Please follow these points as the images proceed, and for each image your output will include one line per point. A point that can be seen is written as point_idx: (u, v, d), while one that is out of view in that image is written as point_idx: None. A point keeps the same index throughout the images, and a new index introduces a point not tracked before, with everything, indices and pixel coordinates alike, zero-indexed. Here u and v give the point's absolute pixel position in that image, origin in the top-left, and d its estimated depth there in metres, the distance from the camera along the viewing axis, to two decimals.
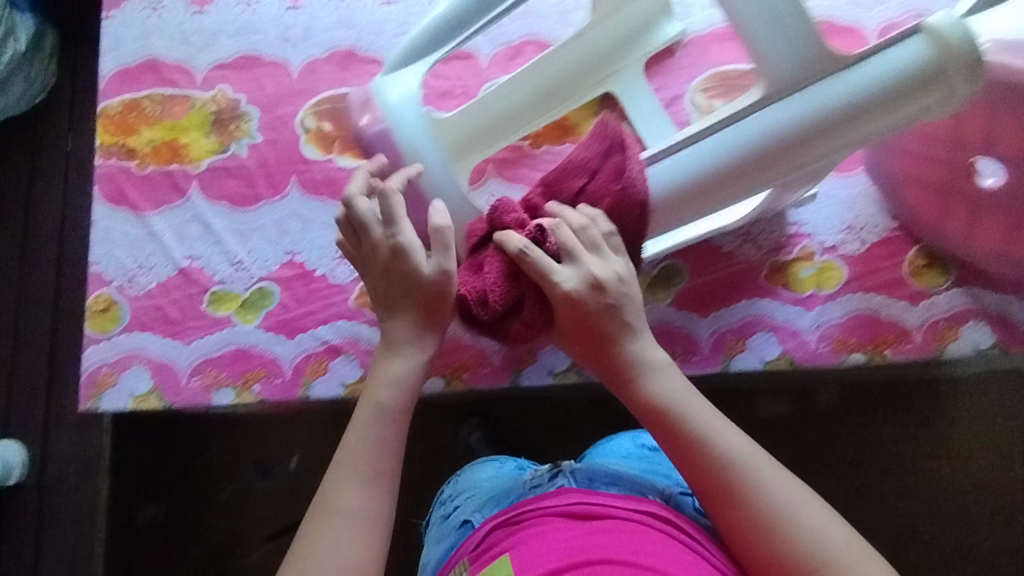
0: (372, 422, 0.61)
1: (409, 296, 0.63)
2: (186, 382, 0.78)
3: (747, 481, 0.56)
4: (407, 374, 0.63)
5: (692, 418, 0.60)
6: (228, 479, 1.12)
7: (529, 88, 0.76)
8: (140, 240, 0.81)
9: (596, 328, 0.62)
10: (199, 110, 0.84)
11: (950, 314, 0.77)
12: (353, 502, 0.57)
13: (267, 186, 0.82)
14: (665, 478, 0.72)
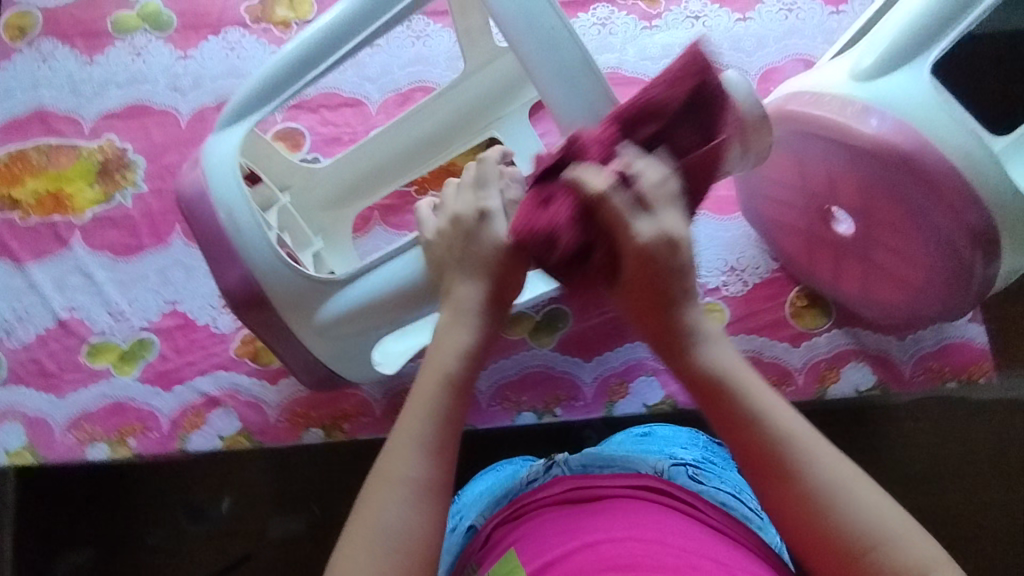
0: (434, 391, 0.51)
1: (482, 261, 0.55)
2: (60, 436, 0.76)
3: (795, 454, 0.45)
4: (466, 346, 0.53)
5: (735, 381, 0.49)
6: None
7: (396, 144, 0.78)
8: (21, 291, 0.80)
9: (664, 291, 0.51)
10: (85, 160, 0.84)
11: (831, 355, 0.76)
12: (415, 472, 0.47)
13: (151, 235, 0.82)
14: (659, 453, 0.65)
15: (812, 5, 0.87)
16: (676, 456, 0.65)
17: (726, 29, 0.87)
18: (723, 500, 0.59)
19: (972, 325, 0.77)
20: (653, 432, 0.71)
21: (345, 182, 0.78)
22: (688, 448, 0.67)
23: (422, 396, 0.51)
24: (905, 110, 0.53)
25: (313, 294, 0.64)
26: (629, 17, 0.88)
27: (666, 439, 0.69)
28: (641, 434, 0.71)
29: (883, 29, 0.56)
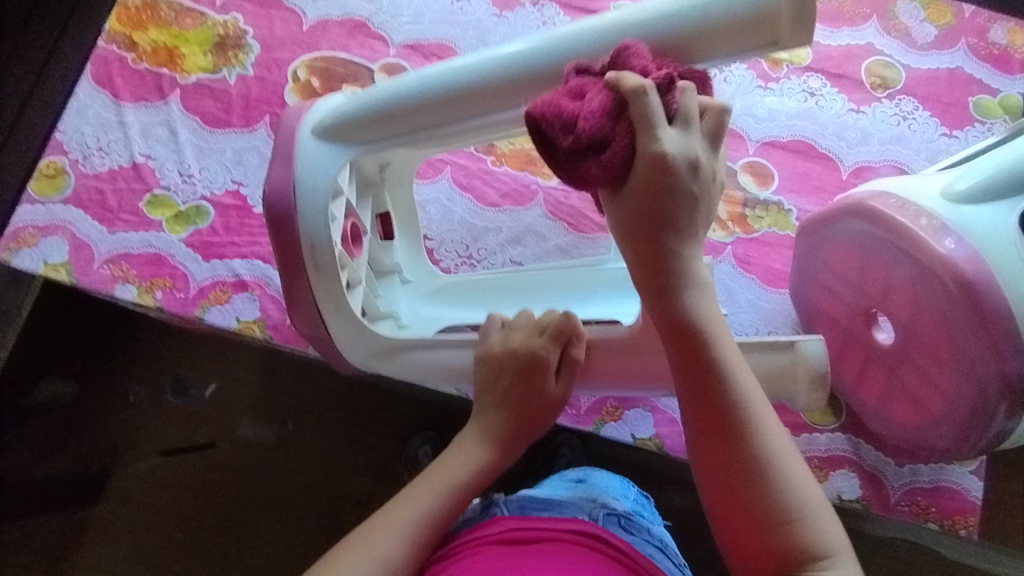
0: (432, 490, 0.53)
1: (512, 403, 0.58)
2: (97, 266, 0.80)
3: (762, 467, 0.45)
4: (467, 476, 0.55)
5: (721, 352, 0.47)
6: (144, 384, 1.02)
7: None
8: (110, 125, 0.85)
9: (665, 219, 0.45)
10: (207, 29, 0.89)
11: (825, 455, 0.76)
12: (388, 551, 0.49)
13: (241, 117, 0.86)
14: (590, 500, 0.64)
15: (927, 120, 0.87)
16: (609, 505, 0.64)
17: (835, 115, 0.87)
18: (650, 551, 0.62)
19: (972, 477, 0.76)
20: (588, 477, 0.70)
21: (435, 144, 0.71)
22: (620, 498, 0.68)
23: (420, 493, 0.53)
24: (978, 241, 0.54)
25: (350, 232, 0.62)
26: (747, 72, 0.89)
27: (602, 486, 0.68)
28: (575, 478, 0.69)
29: (988, 159, 0.56)
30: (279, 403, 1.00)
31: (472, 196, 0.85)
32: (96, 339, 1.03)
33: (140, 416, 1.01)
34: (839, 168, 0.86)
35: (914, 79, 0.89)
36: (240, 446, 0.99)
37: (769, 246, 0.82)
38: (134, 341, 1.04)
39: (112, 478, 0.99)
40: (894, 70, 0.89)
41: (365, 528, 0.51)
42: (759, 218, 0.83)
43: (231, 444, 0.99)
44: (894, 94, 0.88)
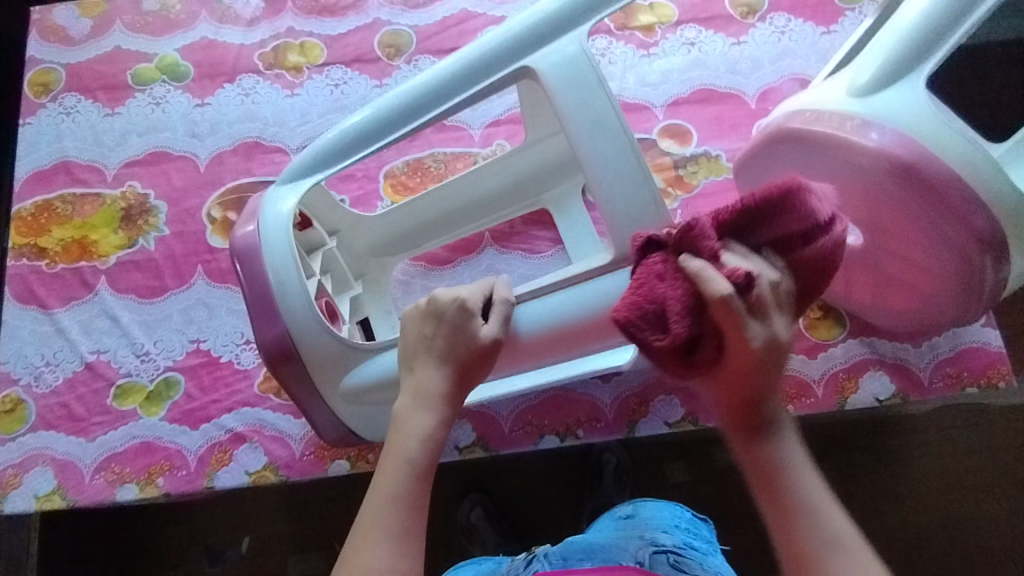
0: (396, 476, 0.48)
1: (453, 353, 0.53)
2: (89, 479, 0.77)
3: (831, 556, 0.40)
4: (434, 429, 0.50)
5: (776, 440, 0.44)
6: (178, 568, 1.00)
7: (467, 200, 0.81)
8: (49, 337, 0.82)
9: (757, 386, 0.43)
10: (108, 207, 0.87)
11: (848, 365, 0.77)
12: (380, 564, 0.44)
13: (174, 277, 0.84)
14: (638, 537, 0.66)
15: (803, 26, 0.90)
16: (659, 543, 0.65)
17: (722, 53, 0.90)
18: None
19: (987, 329, 0.77)
20: (638, 510, 0.72)
21: (398, 232, 0.81)
22: (670, 532, 0.68)
23: (386, 479, 0.48)
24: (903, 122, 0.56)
25: (343, 359, 0.65)
26: (627, 46, 0.91)
27: (650, 520, 0.70)
28: (624, 515, 0.72)
29: (874, 47, 0.59)
30: (317, 531, 0.99)
31: (425, 262, 0.85)
32: (112, 542, 1.00)
33: None
34: (746, 100, 0.88)
35: None
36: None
37: (714, 195, 0.84)
38: (153, 531, 1.01)
39: None
40: None
41: (350, 546, 0.45)
42: (694, 173, 0.85)
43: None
44: (765, 15, 0.91)
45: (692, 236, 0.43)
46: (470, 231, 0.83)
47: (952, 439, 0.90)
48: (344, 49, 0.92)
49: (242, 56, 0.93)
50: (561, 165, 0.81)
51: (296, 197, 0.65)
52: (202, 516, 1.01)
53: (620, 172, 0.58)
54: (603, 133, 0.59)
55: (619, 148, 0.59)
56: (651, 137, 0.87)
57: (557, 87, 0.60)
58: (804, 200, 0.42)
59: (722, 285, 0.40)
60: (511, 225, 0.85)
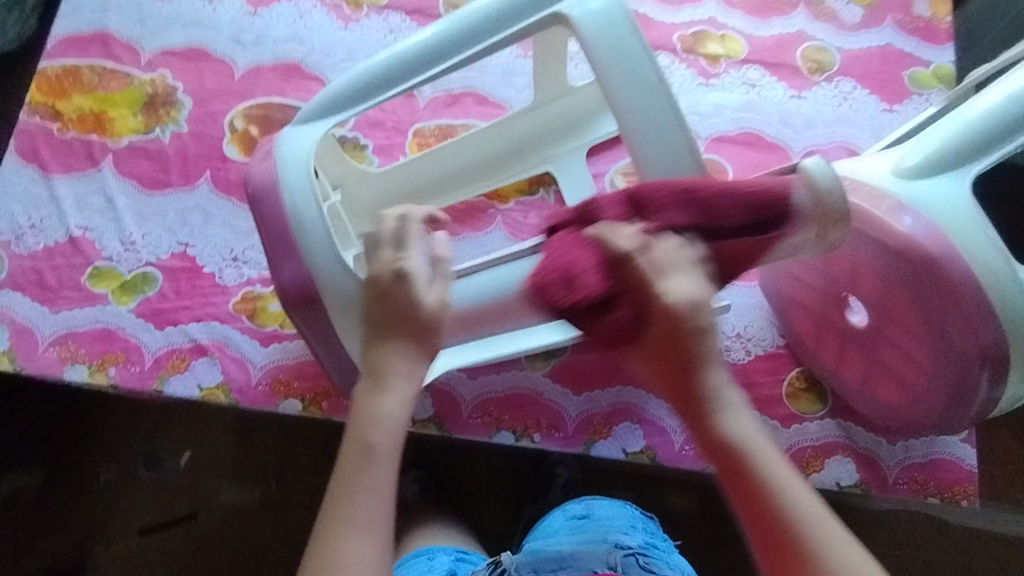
0: (360, 464, 0.46)
1: (399, 326, 0.49)
2: (42, 350, 0.76)
3: (768, 482, 0.43)
4: (398, 410, 0.48)
5: (728, 415, 0.45)
6: (113, 463, 1.00)
7: (481, 153, 0.82)
8: (41, 200, 0.80)
9: (687, 356, 0.44)
10: (134, 89, 0.85)
11: (818, 443, 0.76)
12: (376, 557, 0.44)
13: (179, 176, 0.82)
14: (602, 541, 0.67)
15: (866, 98, 0.89)
16: (620, 542, 0.68)
17: (779, 103, 0.88)
18: None
19: (963, 445, 0.76)
20: (592, 513, 0.76)
21: (409, 186, 0.81)
22: (629, 532, 0.72)
23: (352, 471, 0.46)
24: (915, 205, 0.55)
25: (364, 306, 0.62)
26: (688, 71, 0.89)
27: (605, 520, 0.74)
28: (579, 516, 0.76)
29: (931, 133, 0.57)
30: (256, 466, 1.00)
31: None
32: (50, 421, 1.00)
33: (110, 495, 1.00)
34: (790, 154, 0.86)
35: (848, 61, 0.91)
36: (223, 511, 0.99)
37: None
38: (99, 419, 1.01)
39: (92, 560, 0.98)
40: (828, 53, 0.91)
41: (324, 535, 0.44)
42: None
43: (214, 512, 0.99)
44: (832, 77, 0.90)
45: (591, 211, 0.51)
46: (493, 185, 0.83)
47: (901, 544, 0.88)
48: None
49: None
50: (569, 126, 0.83)
51: (319, 132, 0.63)
52: (149, 417, 1.01)
53: (656, 130, 0.56)
54: (641, 85, 0.56)
55: (655, 101, 0.56)
56: None
57: (586, 32, 0.58)
58: (739, 197, 0.50)
59: (637, 236, 0.45)
60: (525, 216, 0.84)
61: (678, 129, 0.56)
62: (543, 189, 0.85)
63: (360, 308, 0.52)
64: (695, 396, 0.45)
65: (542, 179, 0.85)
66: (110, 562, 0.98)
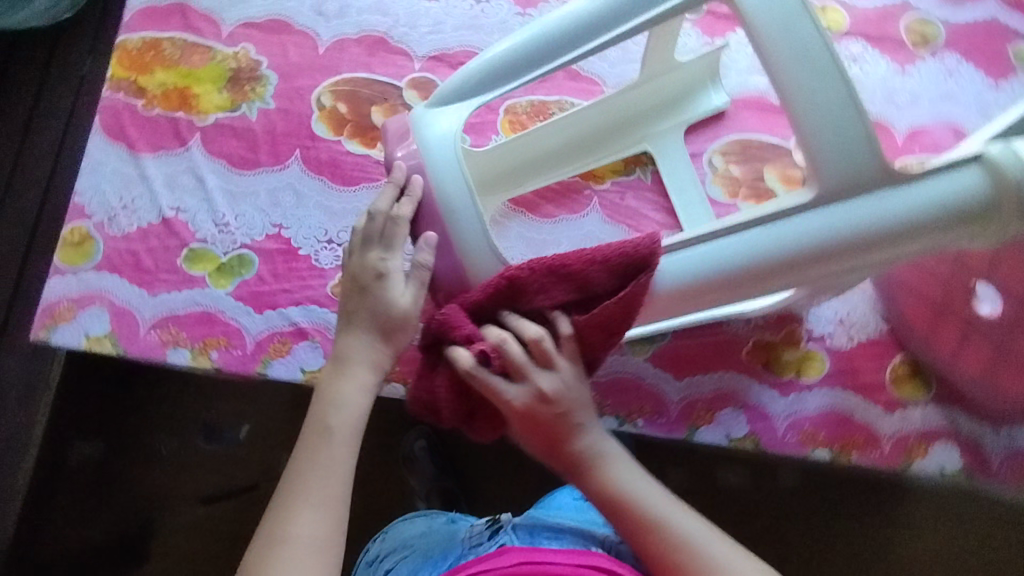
0: (334, 444, 0.56)
1: (371, 317, 0.59)
2: (144, 333, 0.75)
3: (650, 517, 0.55)
4: (355, 398, 0.58)
5: (614, 474, 0.57)
6: (173, 435, 1.10)
7: (585, 130, 0.80)
8: (131, 180, 0.79)
9: (553, 433, 0.57)
10: (217, 63, 0.82)
11: (923, 430, 0.76)
12: (311, 529, 0.52)
13: (269, 155, 0.80)
14: (605, 525, 0.71)
15: (972, 74, 0.85)
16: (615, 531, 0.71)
17: (882, 79, 0.85)
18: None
19: None
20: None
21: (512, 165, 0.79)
22: None
23: (324, 455, 0.55)
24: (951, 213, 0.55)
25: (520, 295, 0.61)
26: None
27: None
28: (588, 500, 0.79)
29: None
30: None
31: (525, 209, 0.81)
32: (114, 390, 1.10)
33: (174, 465, 1.09)
34: (894, 133, 0.83)
35: (953, 34, 0.87)
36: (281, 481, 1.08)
37: None
38: (169, 394, 1.10)
39: (159, 528, 1.06)
40: (932, 26, 0.87)
41: (281, 505, 0.53)
42: None
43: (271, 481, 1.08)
44: (937, 51, 0.86)
45: (450, 322, 0.58)
46: (592, 164, 0.81)
47: (939, 514, 1.02)
48: None
49: None
50: (669, 104, 0.82)
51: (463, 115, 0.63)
52: (214, 393, 1.12)
53: (837, 124, 0.52)
54: (812, 67, 0.52)
55: (834, 91, 0.52)
56: (787, 145, 0.83)
57: (757, 8, 0.53)
58: (604, 264, 0.57)
59: (535, 329, 0.57)
60: (621, 197, 0.82)
61: (860, 120, 0.52)
62: (640, 170, 0.82)
63: (348, 303, 0.60)
64: (574, 457, 0.58)
65: (639, 159, 0.83)
66: (176, 529, 1.06)
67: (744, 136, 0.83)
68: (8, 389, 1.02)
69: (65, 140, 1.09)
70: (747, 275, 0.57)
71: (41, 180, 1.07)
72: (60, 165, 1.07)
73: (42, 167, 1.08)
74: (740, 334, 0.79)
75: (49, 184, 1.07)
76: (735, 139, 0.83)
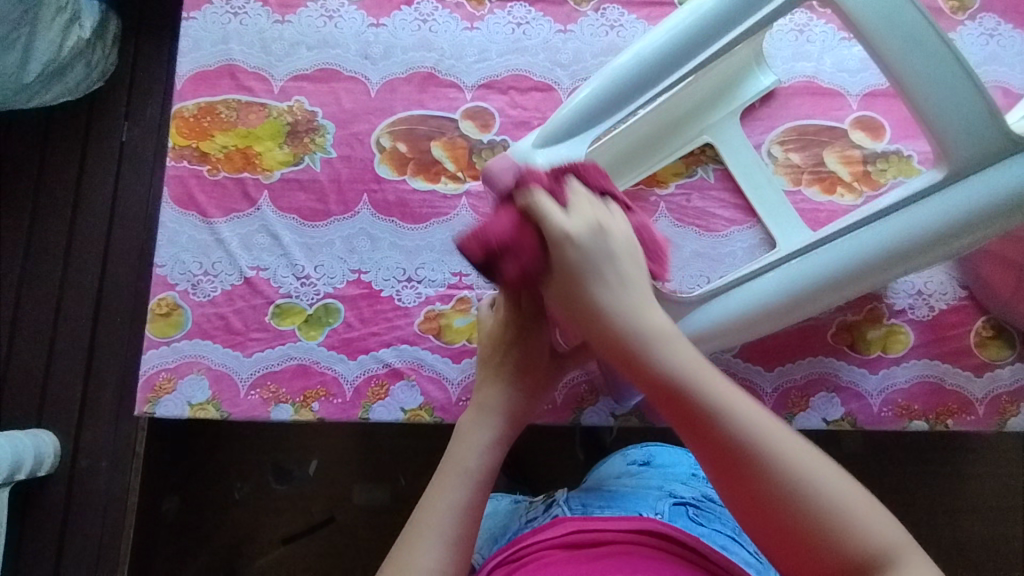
0: (457, 484, 0.58)
1: (520, 370, 0.67)
2: (244, 394, 0.77)
3: (703, 400, 0.48)
4: (492, 444, 0.63)
5: (677, 360, 0.50)
6: (246, 480, 1.11)
7: (649, 132, 0.80)
8: (208, 245, 0.80)
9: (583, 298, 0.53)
10: (274, 120, 0.84)
11: (1012, 388, 0.77)
12: (431, 563, 0.53)
13: (339, 203, 0.82)
14: (658, 490, 0.76)
15: (1012, 34, 0.86)
16: (675, 494, 0.76)
17: None
18: (722, 543, 0.70)
19: None
20: (654, 459, 0.83)
21: None
22: (687, 486, 0.79)
23: (447, 488, 0.58)
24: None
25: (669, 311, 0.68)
26: (827, 27, 0.87)
27: (666, 470, 0.81)
28: (641, 462, 0.83)
29: None
30: (385, 465, 1.12)
31: None
32: (187, 442, 1.12)
33: (251, 512, 1.10)
34: None
35: None
36: (358, 511, 1.11)
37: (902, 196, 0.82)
38: (241, 440, 1.12)
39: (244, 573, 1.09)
40: None
41: (406, 538, 0.56)
42: (882, 171, 0.82)
43: (349, 514, 1.10)
44: (975, 15, 0.87)
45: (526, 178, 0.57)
46: (656, 167, 0.82)
47: (996, 464, 1.11)
48: None
49: None
50: (720, 95, 0.82)
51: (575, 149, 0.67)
52: (282, 435, 1.13)
53: (955, 104, 0.60)
54: (918, 46, 0.59)
55: (938, 61, 0.59)
56: (842, 126, 0.84)
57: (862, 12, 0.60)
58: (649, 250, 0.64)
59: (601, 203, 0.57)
60: (688, 199, 0.83)
61: (977, 95, 0.60)
62: (701, 168, 0.84)
63: (495, 355, 0.68)
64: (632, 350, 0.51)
65: (699, 159, 0.84)
66: None
67: (797, 122, 0.85)
68: (97, 459, 1.04)
69: (114, 209, 1.10)
70: (896, 256, 0.64)
71: (99, 250, 1.09)
72: (115, 233, 1.09)
73: (96, 239, 1.09)
74: (824, 319, 0.79)
75: (106, 255, 1.08)
76: (791, 127, 0.84)
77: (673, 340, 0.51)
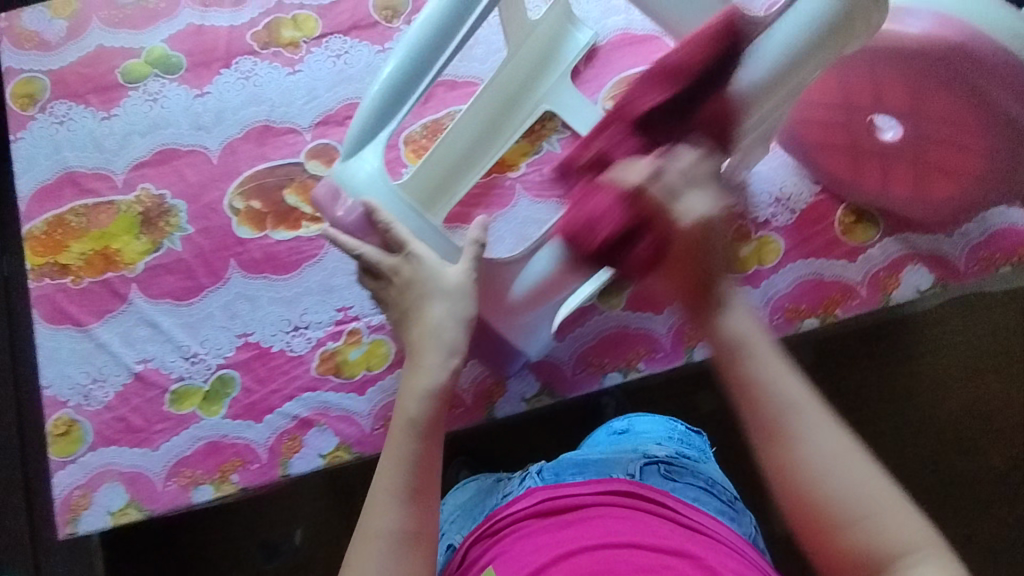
0: (405, 438, 0.52)
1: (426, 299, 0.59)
2: (163, 487, 0.76)
3: (789, 421, 0.48)
4: (436, 383, 0.54)
5: (765, 370, 0.50)
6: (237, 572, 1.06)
7: (484, 119, 0.79)
8: (90, 352, 0.80)
9: (703, 267, 0.53)
10: (125, 214, 0.84)
11: (888, 264, 0.80)
12: (392, 525, 0.48)
13: (208, 274, 0.82)
14: (632, 451, 0.73)
15: None
16: (649, 454, 0.72)
17: None
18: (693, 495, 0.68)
19: (1012, 211, 0.80)
20: (632, 427, 0.80)
21: (434, 181, 0.76)
22: (661, 444, 0.77)
23: (395, 442, 0.52)
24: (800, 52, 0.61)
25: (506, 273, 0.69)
26: None
27: (642, 434, 0.79)
28: (620, 431, 0.80)
29: None
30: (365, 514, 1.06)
31: (458, 221, 0.83)
32: (164, 546, 1.06)
33: None
34: None
35: None
36: None
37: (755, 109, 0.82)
38: (218, 531, 1.06)
39: None
40: None
41: (370, 508, 0.50)
42: None
43: None
44: None
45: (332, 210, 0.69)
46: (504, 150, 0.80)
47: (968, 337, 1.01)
48: (339, 17, 0.89)
49: (233, 38, 0.89)
50: (543, 61, 0.83)
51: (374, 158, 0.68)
52: (254, 512, 1.06)
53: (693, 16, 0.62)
54: None
55: None
56: None
57: None
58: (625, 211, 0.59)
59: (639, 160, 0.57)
60: (541, 174, 0.85)
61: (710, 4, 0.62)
62: (547, 143, 0.86)
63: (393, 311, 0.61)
64: (737, 373, 0.50)
65: (542, 134, 0.86)
66: None
67: (624, 75, 0.87)
68: None
69: None
70: None
71: None
72: None
73: None
74: None
75: None
76: (619, 80, 0.86)
77: (814, 403, 0.48)
